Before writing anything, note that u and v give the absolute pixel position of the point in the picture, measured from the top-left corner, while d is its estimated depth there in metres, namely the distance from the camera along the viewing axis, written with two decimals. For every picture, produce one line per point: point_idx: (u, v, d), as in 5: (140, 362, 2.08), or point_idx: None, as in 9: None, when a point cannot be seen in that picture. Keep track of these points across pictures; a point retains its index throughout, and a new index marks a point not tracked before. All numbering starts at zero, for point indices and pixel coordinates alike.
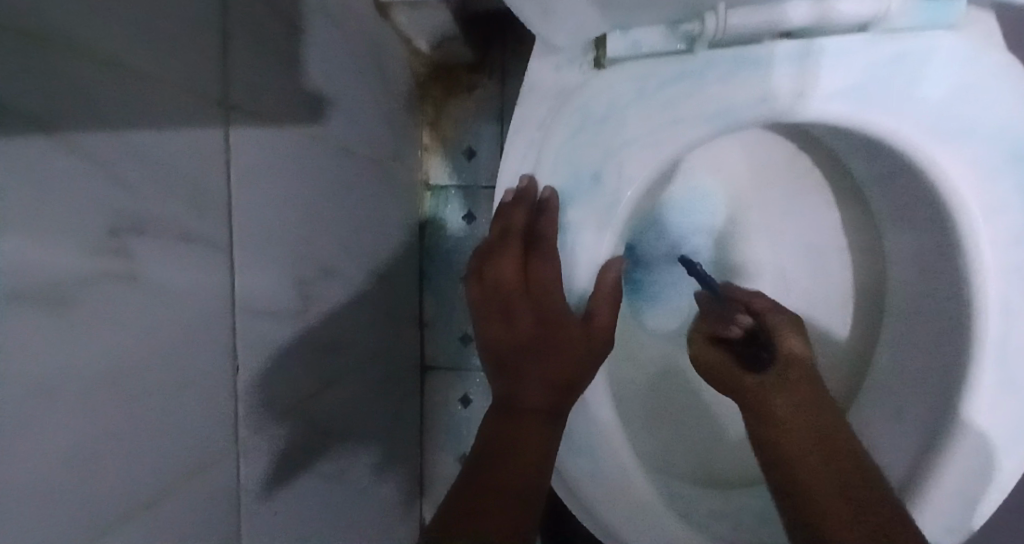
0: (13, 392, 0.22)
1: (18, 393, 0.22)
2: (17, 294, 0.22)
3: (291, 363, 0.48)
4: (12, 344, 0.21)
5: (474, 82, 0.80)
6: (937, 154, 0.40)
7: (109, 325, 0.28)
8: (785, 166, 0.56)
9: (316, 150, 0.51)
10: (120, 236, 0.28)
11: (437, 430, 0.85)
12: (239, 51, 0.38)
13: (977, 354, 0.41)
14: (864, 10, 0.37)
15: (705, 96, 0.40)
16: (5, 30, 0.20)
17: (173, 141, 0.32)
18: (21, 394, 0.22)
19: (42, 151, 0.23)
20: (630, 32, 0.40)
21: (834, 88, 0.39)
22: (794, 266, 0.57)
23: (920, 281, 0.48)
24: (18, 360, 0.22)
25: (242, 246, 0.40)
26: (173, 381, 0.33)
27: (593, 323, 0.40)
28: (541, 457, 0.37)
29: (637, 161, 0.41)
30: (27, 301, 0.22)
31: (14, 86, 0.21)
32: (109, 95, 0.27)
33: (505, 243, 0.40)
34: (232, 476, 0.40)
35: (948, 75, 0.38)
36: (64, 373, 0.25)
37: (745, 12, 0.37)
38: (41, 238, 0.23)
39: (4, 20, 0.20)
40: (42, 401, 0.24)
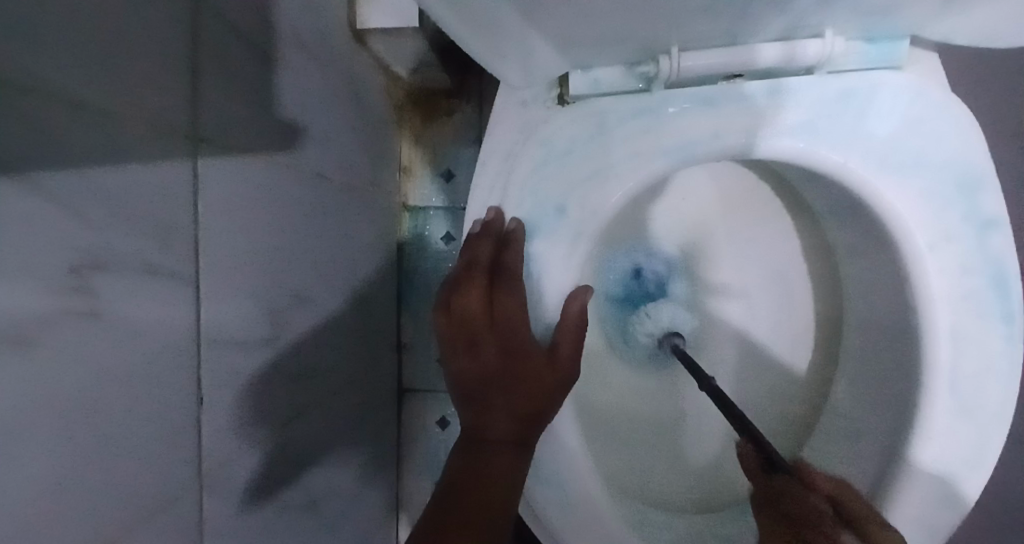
0: None
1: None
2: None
3: (262, 392, 0.48)
4: None
5: (451, 107, 0.81)
6: (883, 187, 0.42)
7: (72, 363, 0.27)
8: (750, 192, 0.57)
9: (289, 178, 0.51)
10: (84, 275, 0.28)
11: (416, 454, 0.84)
12: (210, 85, 0.38)
13: (929, 382, 0.42)
14: (809, 55, 0.38)
15: (663, 132, 0.41)
16: None
17: (140, 177, 0.32)
18: None
19: (4, 189, 0.22)
20: (590, 71, 0.40)
21: (782, 125, 0.41)
22: (761, 289, 0.58)
23: (876, 308, 0.49)
24: None
25: (211, 277, 0.40)
26: (136, 417, 0.33)
27: (558, 353, 0.41)
28: (508, 489, 0.37)
29: (600, 193, 0.42)
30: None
31: None
32: (78, 136, 0.27)
33: (471, 276, 0.40)
34: (198, 511, 0.40)
35: (888, 112, 0.40)
36: (25, 415, 0.24)
37: (695, 55, 0.38)
38: (1, 279, 0.22)
39: None
40: (5, 444, 0.23)
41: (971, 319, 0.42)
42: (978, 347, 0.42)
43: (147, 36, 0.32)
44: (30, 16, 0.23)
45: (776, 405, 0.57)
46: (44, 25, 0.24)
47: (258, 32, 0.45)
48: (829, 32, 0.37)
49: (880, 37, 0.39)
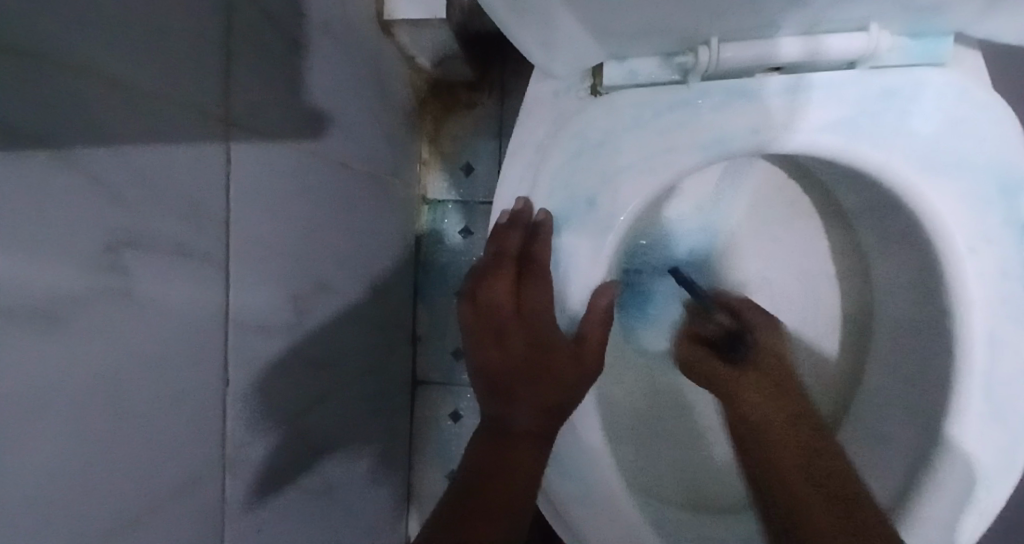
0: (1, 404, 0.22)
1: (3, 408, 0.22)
2: (11, 306, 0.22)
3: (284, 377, 0.48)
4: (7, 359, 0.22)
5: (473, 99, 0.81)
6: (925, 190, 0.41)
7: (103, 340, 0.28)
8: (777, 190, 0.57)
9: (316, 166, 0.51)
10: (119, 253, 0.28)
11: (429, 445, 0.85)
12: (242, 70, 0.39)
13: (964, 386, 0.41)
14: (853, 47, 0.37)
15: (698, 126, 0.40)
16: (10, 53, 0.20)
17: (174, 157, 0.32)
18: (10, 407, 0.22)
19: (38, 162, 0.22)
20: (626, 61, 0.40)
21: (821, 122, 0.40)
22: (786, 289, 0.58)
23: (907, 311, 0.48)
24: (11, 374, 0.22)
25: (240, 260, 0.40)
26: (162, 396, 0.33)
27: (584, 346, 0.40)
28: (531, 481, 0.37)
29: (630, 186, 0.41)
30: (17, 317, 0.22)
31: (14, 99, 0.21)
32: (114, 115, 0.27)
33: (498, 266, 0.40)
34: (220, 491, 0.40)
35: (933, 112, 0.40)
36: (50, 387, 0.24)
37: (735, 46, 0.38)
38: (32, 251, 0.22)
39: (10, 43, 0.20)
40: (29, 414, 0.23)
41: (1011, 324, 0.41)
42: (1016, 354, 0.41)
43: (184, 19, 0.32)
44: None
45: None
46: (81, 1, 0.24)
47: (289, 17, 0.45)
48: (876, 26, 0.37)
49: (926, 34, 0.38)
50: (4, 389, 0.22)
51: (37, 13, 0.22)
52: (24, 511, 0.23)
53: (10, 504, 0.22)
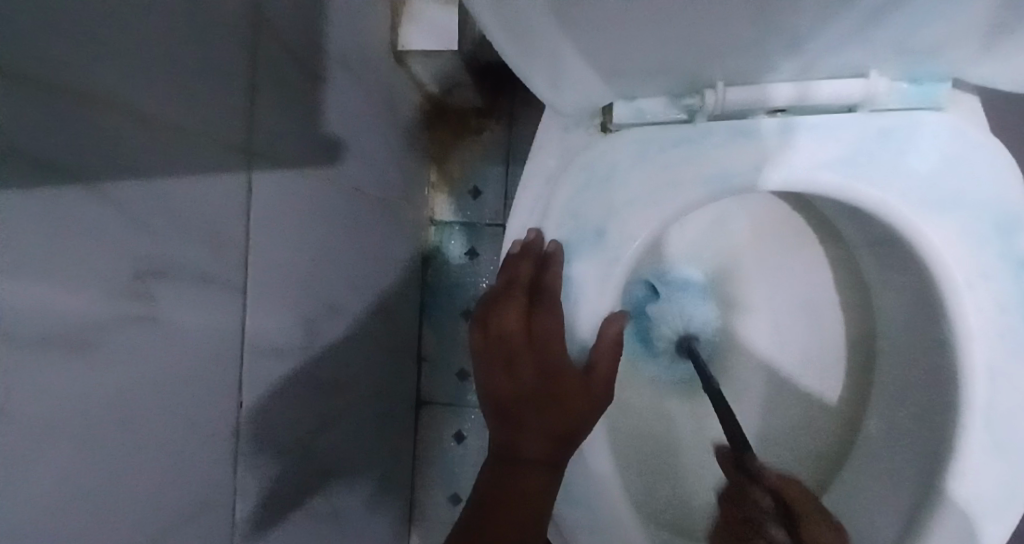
0: (23, 425, 0.22)
1: (20, 431, 0.22)
2: (36, 331, 0.23)
3: (294, 399, 0.49)
4: (30, 382, 0.23)
5: (481, 127, 0.82)
6: (925, 226, 0.42)
7: (127, 365, 0.29)
8: (781, 222, 0.57)
9: (330, 192, 0.52)
10: (145, 280, 0.30)
11: (432, 467, 0.84)
12: (265, 103, 0.40)
13: (963, 419, 0.42)
14: (851, 91, 0.39)
15: (703, 162, 0.42)
16: (42, 91, 0.22)
17: (199, 188, 0.34)
18: (29, 429, 0.23)
19: (67, 196, 0.24)
20: (635, 101, 0.41)
21: (821, 159, 0.41)
22: (790, 319, 0.58)
23: (910, 343, 0.49)
24: (32, 397, 0.23)
25: (257, 286, 0.41)
26: (178, 419, 0.34)
27: (593, 374, 0.41)
28: (539, 510, 0.37)
29: (637, 219, 0.42)
30: (39, 344, 0.23)
31: (43, 134, 0.22)
32: (146, 149, 0.29)
33: (510, 294, 0.41)
34: (230, 514, 0.40)
35: (930, 151, 0.41)
36: (70, 410, 0.25)
37: (740, 89, 0.39)
38: (57, 279, 0.23)
39: (42, 83, 0.22)
40: (49, 437, 0.24)
41: (1009, 358, 0.41)
42: (1017, 388, 0.41)
43: (211, 57, 0.34)
44: (101, 33, 0.25)
45: (797, 436, 0.57)
46: (114, 43, 0.26)
47: (309, 51, 0.47)
48: (874, 72, 0.39)
49: (922, 79, 0.40)
50: (26, 411, 0.22)
51: (69, 54, 0.23)
52: (37, 532, 0.24)
53: (24, 526, 0.23)
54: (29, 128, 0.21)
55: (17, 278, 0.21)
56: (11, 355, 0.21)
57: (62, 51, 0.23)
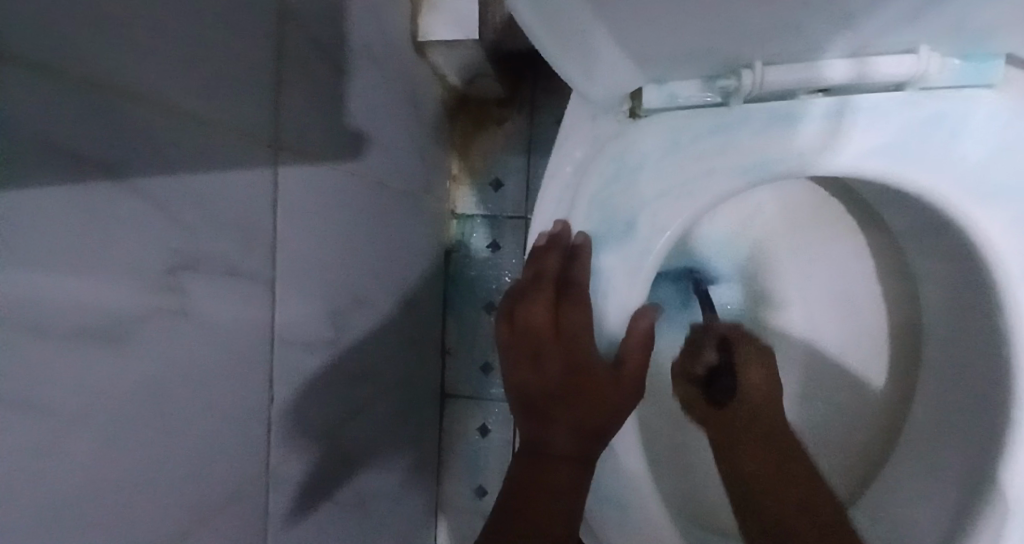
0: (57, 418, 0.23)
1: (55, 423, 0.23)
2: (67, 324, 0.23)
3: (323, 391, 0.49)
4: (63, 377, 0.23)
5: (502, 117, 0.81)
6: (977, 214, 0.40)
7: (161, 357, 0.29)
8: (818, 210, 0.55)
9: (355, 185, 0.52)
10: (177, 275, 0.30)
11: (457, 458, 0.85)
12: (291, 97, 0.40)
13: (1016, 413, 0.40)
14: (901, 69, 0.36)
15: (739, 149, 0.40)
16: (73, 85, 0.22)
17: (228, 182, 0.34)
18: (62, 421, 0.23)
19: (99, 191, 0.24)
20: (666, 85, 0.40)
21: (869, 144, 0.40)
22: (826, 310, 0.57)
23: (959, 332, 0.47)
24: (65, 391, 0.23)
25: (285, 279, 0.41)
26: (211, 409, 0.34)
27: (623, 369, 0.40)
28: (570, 507, 0.37)
29: (670, 209, 0.41)
30: (70, 338, 0.23)
31: (77, 132, 0.22)
32: (177, 145, 0.29)
33: (537, 288, 0.40)
34: (262, 503, 0.41)
35: (983, 136, 0.38)
36: (106, 404, 0.26)
37: (779, 70, 0.38)
38: (88, 272, 0.24)
39: (73, 77, 0.22)
40: (82, 429, 0.24)
41: None
42: None
43: (238, 51, 0.34)
44: (129, 28, 0.25)
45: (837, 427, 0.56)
46: (141, 37, 0.26)
47: (332, 43, 0.46)
48: (925, 48, 0.36)
49: (977, 55, 0.37)
50: (61, 404, 0.23)
51: (99, 49, 0.23)
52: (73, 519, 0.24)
53: (60, 513, 0.24)
54: (60, 124, 0.21)
55: (46, 272, 0.21)
56: (42, 348, 0.22)
57: (91, 47, 0.23)
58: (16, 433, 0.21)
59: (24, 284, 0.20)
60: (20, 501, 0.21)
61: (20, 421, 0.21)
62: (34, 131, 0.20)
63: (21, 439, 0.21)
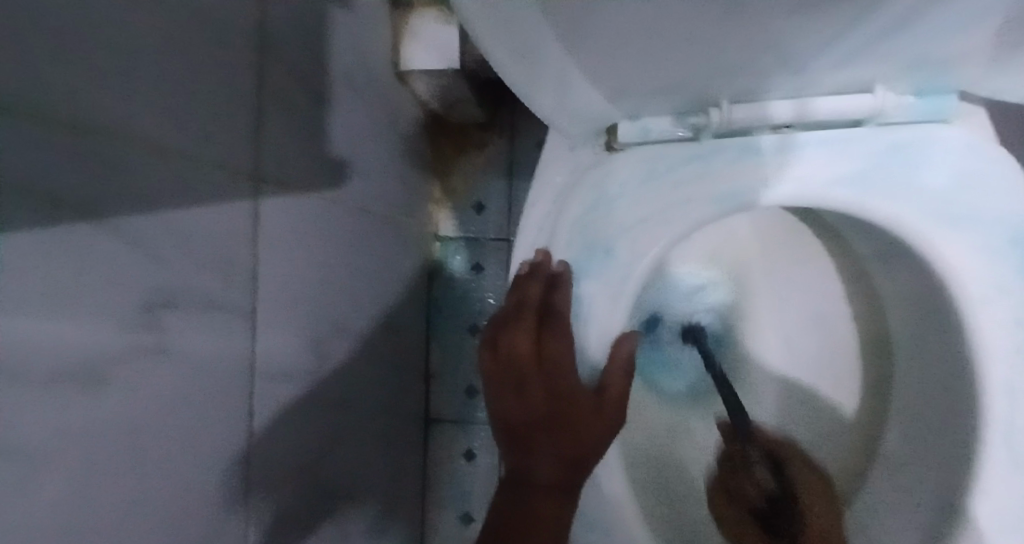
0: (37, 465, 0.23)
1: (37, 473, 0.23)
2: (44, 370, 0.23)
3: (304, 420, 0.49)
4: (41, 423, 0.23)
5: (483, 141, 0.83)
6: (939, 240, 0.42)
7: (141, 396, 0.29)
8: (789, 233, 0.57)
9: (336, 212, 0.53)
10: (156, 312, 0.30)
11: (441, 484, 0.84)
12: (270, 128, 0.41)
13: (982, 431, 0.41)
14: (859, 107, 0.38)
15: (710, 180, 0.42)
16: (44, 129, 0.22)
17: (208, 217, 0.34)
18: (41, 468, 0.23)
19: (78, 231, 0.24)
20: (639, 119, 0.41)
21: (833, 176, 0.41)
22: (801, 331, 0.58)
23: (926, 350, 0.49)
24: (45, 438, 0.23)
25: (266, 309, 0.41)
26: (191, 447, 0.34)
27: (606, 395, 0.40)
28: (555, 536, 0.37)
29: (648, 236, 0.43)
30: (46, 382, 0.23)
31: (53, 177, 0.22)
32: (157, 183, 0.29)
33: (520, 316, 0.40)
34: (243, 540, 0.40)
35: (942, 165, 0.40)
36: (84, 448, 0.25)
37: (745, 107, 0.39)
38: (65, 314, 0.24)
39: (44, 122, 0.22)
40: (61, 475, 0.24)
41: None
42: None
43: (217, 86, 0.34)
44: (103, 70, 0.25)
45: (815, 444, 0.57)
46: (121, 78, 0.26)
47: (312, 74, 0.47)
48: (881, 87, 0.38)
49: (929, 91, 0.39)
50: (39, 450, 0.23)
51: (74, 92, 0.23)
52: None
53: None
54: (33, 170, 0.21)
55: (25, 318, 0.21)
56: (20, 394, 0.21)
57: (69, 90, 0.23)
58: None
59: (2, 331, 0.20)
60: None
61: None
62: (9, 173, 0.20)
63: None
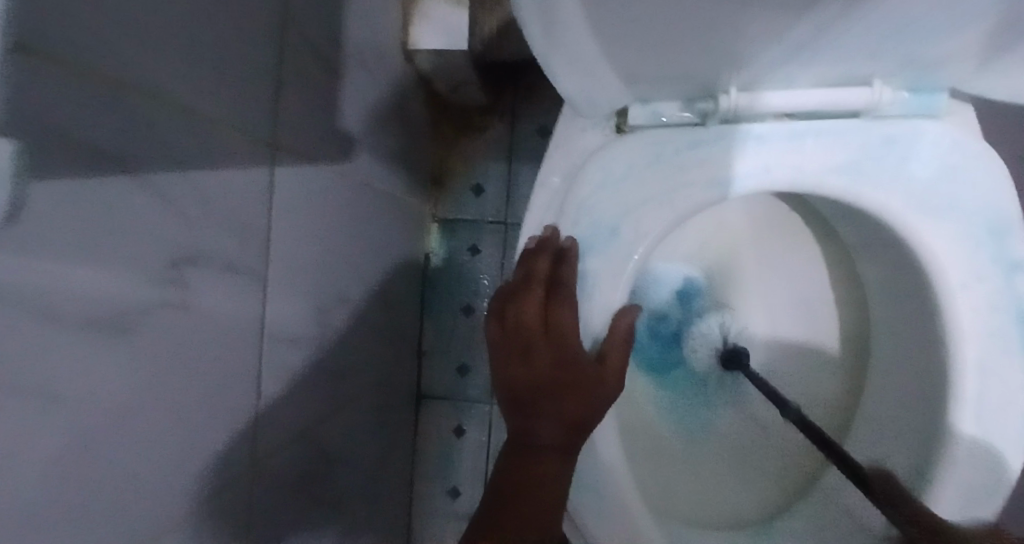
0: (65, 405, 0.24)
1: (63, 412, 0.24)
2: (74, 315, 0.23)
3: (306, 388, 0.50)
4: (69, 365, 0.24)
5: (485, 124, 0.84)
6: (923, 230, 0.44)
7: (161, 349, 0.30)
8: (780, 223, 0.60)
9: (343, 186, 0.53)
10: (179, 269, 0.31)
11: (431, 460, 0.85)
12: (288, 98, 0.41)
13: (953, 407, 0.44)
14: (858, 99, 0.40)
15: (714, 163, 0.43)
16: (90, 81, 0.23)
17: (228, 180, 0.34)
18: (67, 408, 0.24)
19: (114, 185, 0.25)
20: (651, 103, 0.43)
21: (829, 163, 0.43)
22: (787, 317, 0.61)
23: (903, 338, 0.51)
24: (73, 379, 0.24)
25: (276, 276, 0.42)
26: (203, 402, 0.35)
27: (607, 365, 0.42)
28: (556, 491, 0.39)
29: (652, 217, 0.44)
30: (78, 326, 0.24)
31: (91, 130, 0.23)
32: (183, 143, 0.30)
33: (529, 287, 0.43)
34: (246, 498, 0.42)
35: (929, 158, 0.43)
36: (106, 394, 0.26)
37: (751, 96, 0.41)
38: (99, 264, 0.24)
39: (91, 75, 0.23)
40: (87, 417, 0.25)
41: (999, 354, 0.43)
42: (1003, 382, 0.43)
43: (242, 53, 0.35)
44: (144, 30, 0.26)
45: (797, 425, 0.59)
46: (155, 37, 0.27)
47: (327, 47, 0.48)
48: (879, 80, 0.40)
49: (924, 88, 0.42)
50: (66, 392, 0.24)
51: (118, 47, 0.24)
52: (73, 504, 0.25)
53: (61, 494, 0.24)
54: (75, 118, 0.22)
55: (61, 260, 0.22)
56: (52, 334, 0.22)
57: (109, 45, 0.24)
58: (23, 416, 0.21)
59: (35, 271, 0.21)
60: (20, 485, 0.22)
61: (26, 402, 0.21)
62: (48, 121, 0.21)
63: (25, 419, 0.21)
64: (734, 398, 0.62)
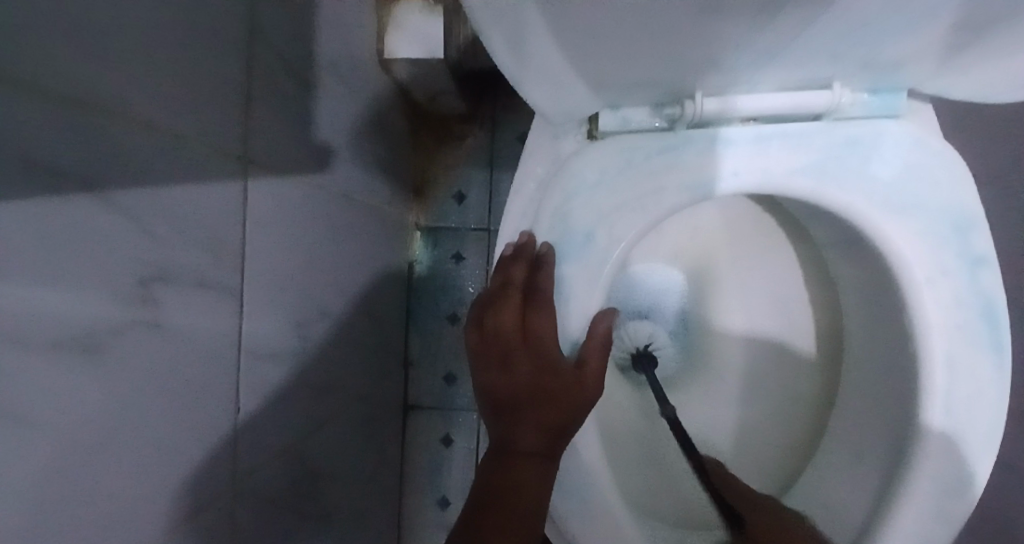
0: (38, 429, 0.23)
1: (37, 437, 0.23)
2: (44, 338, 0.23)
3: (287, 402, 0.49)
4: (40, 390, 0.23)
5: (464, 132, 0.84)
6: (888, 227, 0.45)
7: (134, 369, 0.29)
8: (753, 224, 0.61)
9: (320, 198, 0.53)
10: (150, 287, 0.30)
11: (420, 471, 0.85)
12: (259, 113, 0.41)
13: (924, 401, 0.45)
14: (817, 103, 0.41)
15: (683, 168, 0.44)
16: (55, 101, 0.22)
17: (199, 196, 0.34)
18: (40, 433, 0.23)
19: (80, 205, 0.24)
20: (619, 110, 0.43)
21: (794, 165, 0.44)
22: (764, 317, 0.61)
23: (874, 333, 0.52)
24: (46, 401, 0.24)
25: (253, 290, 0.42)
26: (180, 421, 0.34)
27: (586, 367, 0.43)
28: (538, 495, 0.39)
29: (625, 222, 0.45)
30: (48, 347, 0.23)
31: (58, 151, 0.23)
32: (152, 160, 0.30)
33: (506, 295, 0.43)
34: (229, 515, 0.41)
35: (891, 158, 0.44)
36: (80, 417, 0.26)
37: (716, 100, 0.42)
38: (68, 284, 0.24)
39: (56, 95, 0.23)
40: (62, 441, 0.25)
41: (966, 348, 0.44)
42: (971, 377, 0.44)
43: (211, 68, 0.35)
44: (109, 47, 0.26)
45: (777, 424, 0.60)
46: (118, 57, 0.27)
47: (299, 60, 0.48)
48: (838, 83, 0.41)
49: (882, 89, 0.42)
50: (38, 416, 0.23)
51: (83, 68, 0.24)
52: (50, 533, 0.25)
53: (36, 521, 0.24)
54: (41, 141, 0.22)
55: (30, 283, 0.22)
56: (23, 359, 0.22)
57: (71, 64, 0.23)
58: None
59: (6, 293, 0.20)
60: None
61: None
62: (13, 144, 0.20)
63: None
64: (713, 399, 0.62)
